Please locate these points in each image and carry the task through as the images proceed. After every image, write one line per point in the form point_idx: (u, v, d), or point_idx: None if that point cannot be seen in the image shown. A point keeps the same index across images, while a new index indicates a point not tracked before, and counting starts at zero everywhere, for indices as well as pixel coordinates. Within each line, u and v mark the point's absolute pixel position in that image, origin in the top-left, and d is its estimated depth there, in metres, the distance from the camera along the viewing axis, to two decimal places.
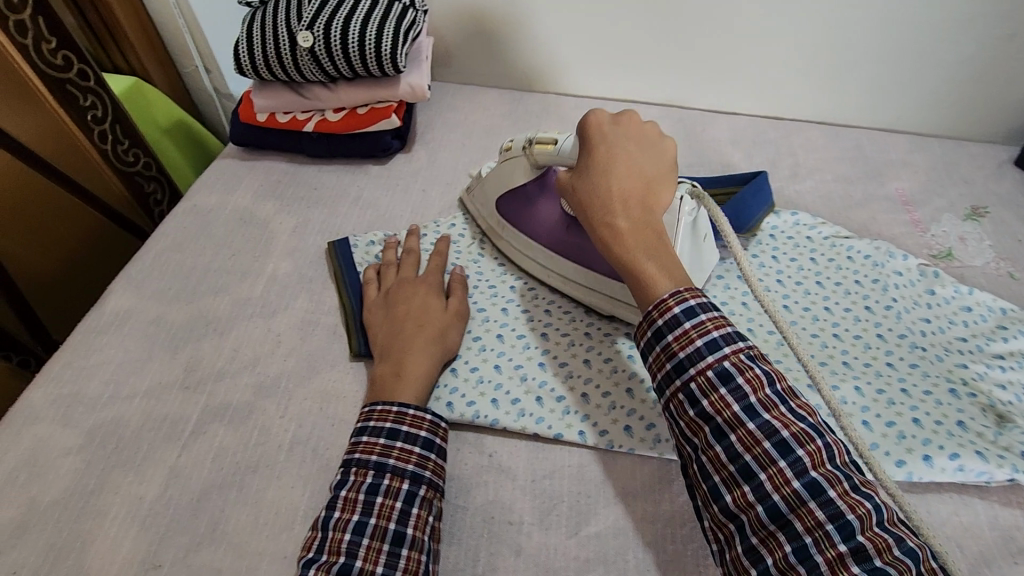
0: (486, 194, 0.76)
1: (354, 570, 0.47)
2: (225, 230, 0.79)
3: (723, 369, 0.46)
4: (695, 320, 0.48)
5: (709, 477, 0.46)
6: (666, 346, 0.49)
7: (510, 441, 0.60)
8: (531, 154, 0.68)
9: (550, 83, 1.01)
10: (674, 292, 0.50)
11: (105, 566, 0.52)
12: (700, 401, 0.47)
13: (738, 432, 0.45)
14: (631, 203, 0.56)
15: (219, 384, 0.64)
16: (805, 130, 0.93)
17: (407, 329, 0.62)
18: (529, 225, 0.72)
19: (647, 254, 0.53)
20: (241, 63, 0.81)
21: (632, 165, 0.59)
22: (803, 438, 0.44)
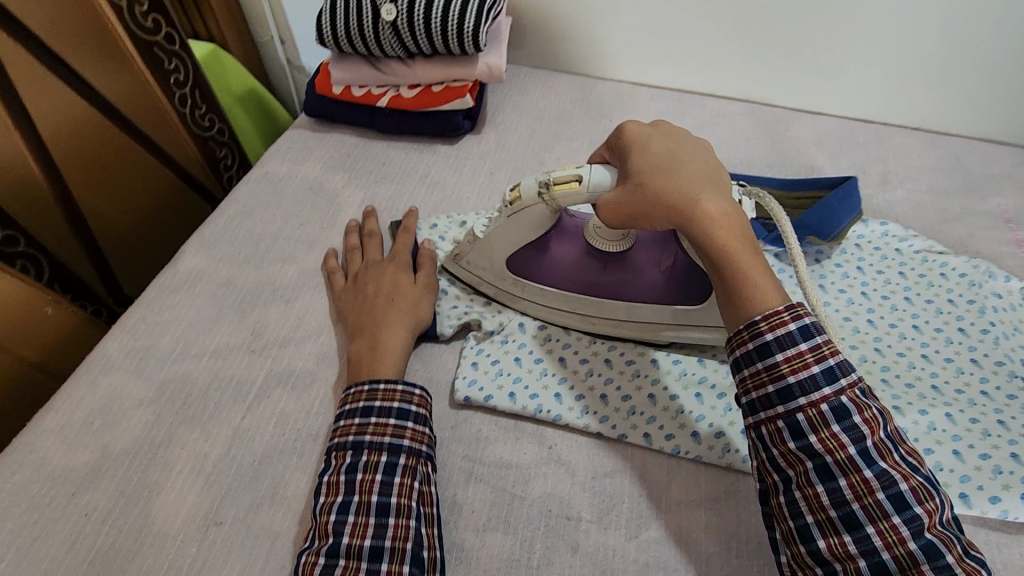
0: (490, 254, 0.64)
1: (342, 548, 0.47)
2: (294, 199, 0.79)
3: (840, 405, 0.44)
4: (812, 343, 0.45)
5: (801, 516, 0.44)
6: (774, 367, 0.46)
7: (571, 436, 0.59)
8: (552, 200, 0.57)
9: (627, 72, 0.98)
10: (789, 305, 0.47)
11: (170, 517, 0.53)
12: (807, 435, 0.44)
13: (851, 476, 0.43)
14: (715, 193, 0.52)
15: (284, 350, 0.65)
16: (898, 136, 0.88)
17: (380, 305, 0.63)
18: (553, 276, 0.64)
19: (751, 248, 0.49)
20: (323, 35, 0.81)
21: (696, 159, 0.55)
22: (923, 494, 0.42)
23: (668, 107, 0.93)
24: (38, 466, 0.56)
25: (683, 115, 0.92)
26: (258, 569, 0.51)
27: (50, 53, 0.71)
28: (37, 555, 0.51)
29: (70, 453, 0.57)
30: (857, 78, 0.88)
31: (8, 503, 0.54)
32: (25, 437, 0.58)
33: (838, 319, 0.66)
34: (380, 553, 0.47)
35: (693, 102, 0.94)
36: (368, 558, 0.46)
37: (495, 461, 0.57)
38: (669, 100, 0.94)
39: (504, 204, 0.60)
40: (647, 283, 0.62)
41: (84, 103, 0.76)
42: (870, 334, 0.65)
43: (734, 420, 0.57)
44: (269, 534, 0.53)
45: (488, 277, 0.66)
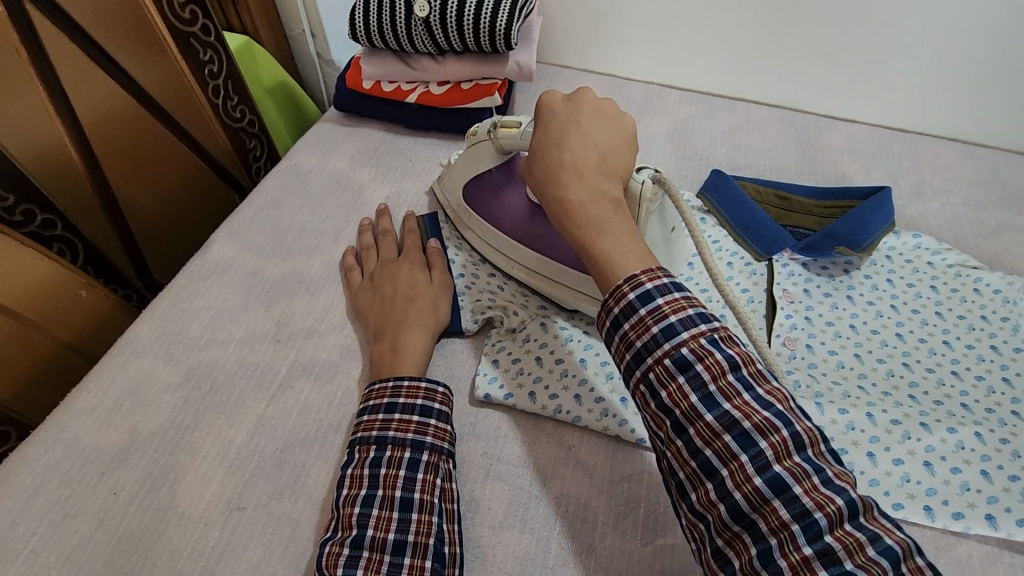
0: (454, 180, 0.73)
1: (366, 540, 0.47)
2: (321, 192, 0.80)
3: (681, 357, 0.43)
4: (651, 305, 0.44)
5: (675, 473, 0.43)
6: (625, 336, 0.45)
7: (590, 439, 0.59)
8: (496, 139, 0.65)
9: (656, 74, 0.97)
10: (631, 276, 0.46)
11: (195, 500, 0.55)
12: (659, 393, 0.43)
13: (697, 424, 0.42)
14: (582, 178, 0.51)
15: (308, 341, 0.66)
16: (935, 147, 0.86)
17: (399, 306, 0.63)
18: (492, 212, 0.70)
19: (598, 231, 0.48)
20: (356, 29, 0.82)
21: (588, 141, 0.53)
22: (766, 429, 0.40)
23: (697, 110, 0.92)
24: (70, 445, 0.58)
25: (712, 118, 0.91)
26: (279, 556, 0.52)
27: (95, 45, 0.73)
28: (68, 531, 0.53)
29: (101, 433, 0.58)
30: (893, 86, 0.86)
31: (41, 479, 0.55)
32: (57, 416, 0.60)
33: (867, 331, 0.65)
34: (402, 547, 0.47)
35: (723, 105, 0.93)
36: (391, 551, 0.47)
37: (513, 459, 0.57)
38: (698, 103, 0.93)
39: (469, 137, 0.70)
40: (558, 243, 0.66)
41: (123, 92, 0.78)
42: (898, 347, 0.64)
43: None
44: (290, 522, 0.53)
45: (450, 201, 0.74)
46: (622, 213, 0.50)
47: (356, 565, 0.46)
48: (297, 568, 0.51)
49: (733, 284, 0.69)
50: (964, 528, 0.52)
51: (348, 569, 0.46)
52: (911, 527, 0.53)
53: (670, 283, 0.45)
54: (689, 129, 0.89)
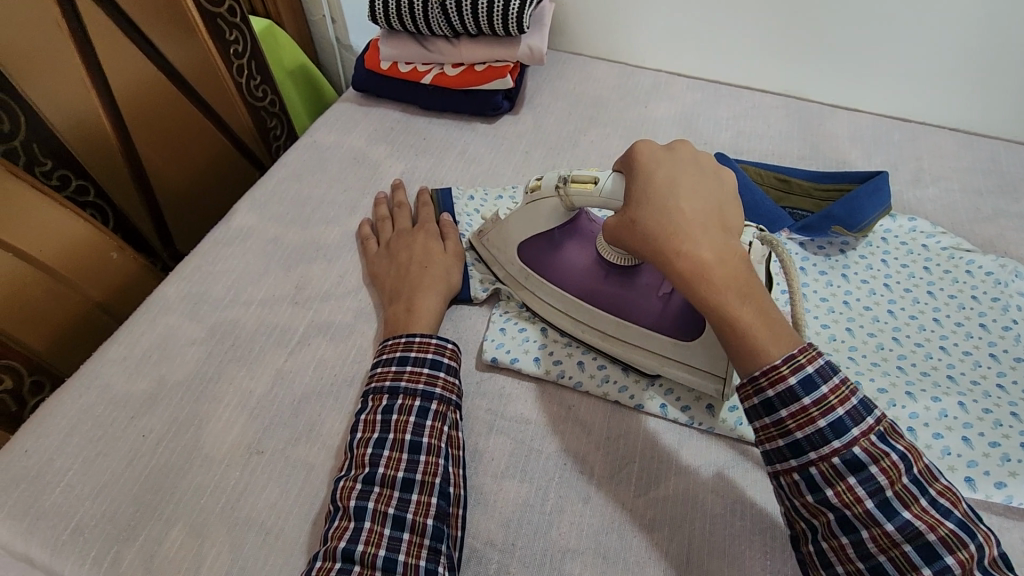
0: (506, 237, 0.67)
1: (377, 477, 0.51)
2: (339, 167, 0.84)
3: (853, 456, 0.44)
4: (816, 394, 0.44)
5: (830, 566, 0.45)
6: (780, 422, 0.46)
7: (590, 400, 0.62)
8: (567, 196, 0.58)
9: (665, 62, 0.99)
10: (788, 355, 0.45)
11: (217, 444, 0.58)
12: (824, 489, 0.45)
13: (873, 529, 0.43)
14: (709, 235, 0.49)
15: (325, 304, 0.69)
16: (935, 135, 0.88)
17: (413, 272, 0.67)
18: (560, 275, 0.65)
19: (743, 297, 0.47)
20: (375, 12, 0.85)
21: (699, 195, 0.52)
22: (952, 543, 0.42)
23: (703, 98, 0.94)
24: (102, 391, 0.62)
25: (718, 105, 0.93)
26: (294, 495, 0.55)
27: (133, 25, 0.78)
28: (101, 467, 0.57)
29: (131, 381, 0.63)
30: (895, 76, 0.89)
31: (76, 420, 0.60)
32: (91, 365, 0.64)
33: (862, 308, 0.68)
34: (411, 484, 0.51)
35: (729, 92, 0.95)
36: (399, 487, 0.50)
37: (516, 416, 0.60)
38: (705, 90, 0.96)
39: (526, 192, 0.63)
40: (643, 306, 0.61)
41: (155, 70, 0.83)
42: (890, 323, 0.66)
43: None
44: (305, 465, 0.57)
45: (498, 257, 0.68)
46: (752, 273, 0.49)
47: (368, 498, 0.50)
48: (311, 506, 0.55)
49: None
50: None
51: (360, 501, 0.49)
52: None
53: (829, 365, 0.45)
54: (696, 115, 0.91)
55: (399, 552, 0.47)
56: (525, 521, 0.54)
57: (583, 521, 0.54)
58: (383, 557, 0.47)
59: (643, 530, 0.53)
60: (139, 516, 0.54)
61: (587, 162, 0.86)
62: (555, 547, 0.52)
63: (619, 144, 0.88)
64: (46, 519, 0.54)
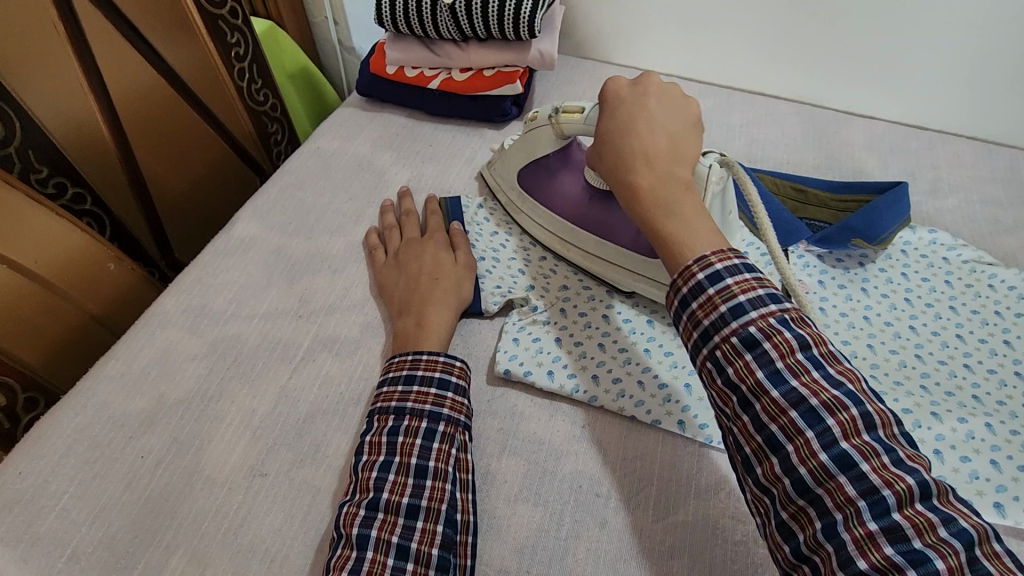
0: (508, 164, 0.75)
1: (381, 503, 0.49)
2: (344, 174, 0.82)
3: (749, 335, 0.43)
4: (720, 285, 0.45)
5: (740, 449, 0.44)
6: (691, 314, 0.46)
7: (604, 418, 0.60)
8: (557, 123, 0.67)
9: (676, 67, 0.97)
10: (700, 257, 0.47)
11: (218, 466, 0.56)
12: (725, 370, 0.44)
13: (763, 400, 0.42)
14: (651, 163, 0.53)
15: (330, 317, 0.67)
16: (953, 144, 0.86)
17: (423, 284, 0.65)
18: (549, 196, 0.72)
19: (670, 212, 0.50)
20: (382, 15, 0.83)
21: (656, 128, 0.56)
22: (835, 407, 0.40)
23: (716, 104, 0.92)
24: (98, 410, 0.60)
25: (731, 112, 0.91)
26: (299, 520, 0.53)
27: (130, 26, 0.76)
28: (97, 490, 0.55)
29: (129, 398, 0.60)
30: (913, 83, 0.87)
31: (72, 441, 0.57)
32: (88, 381, 0.62)
33: (883, 324, 0.66)
34: (416, 511, 0.48)
35: (743, 99, 0.93)
36: (405, 514, 0.48)
37: (528, 436, 0.58)
38: (717, 96, 0.94)
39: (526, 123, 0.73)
40: (619, 225, 0.68)
41: (155, 73, 0.80)
42: (911, 340, 0.65)
43: None
44: (310, 488, 0.55)
45: (503, 184, 0.77)
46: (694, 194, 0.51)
47: (371, 525, 0.47)
48: (316, 531, 0.53)
49: None
50: None
51: (364, 529, 0.47)
52: None
53: (740, 262, 0.46)
54: (709, 121, 0.89)
55: None
56: (538, 547, 0.52)
57: (600, 548, 0.52)
58: None
59: (661, 557, 0.51)
60: (137, 542, 0.52)
61: None
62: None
63: None
64: (40, 546, 0.52)
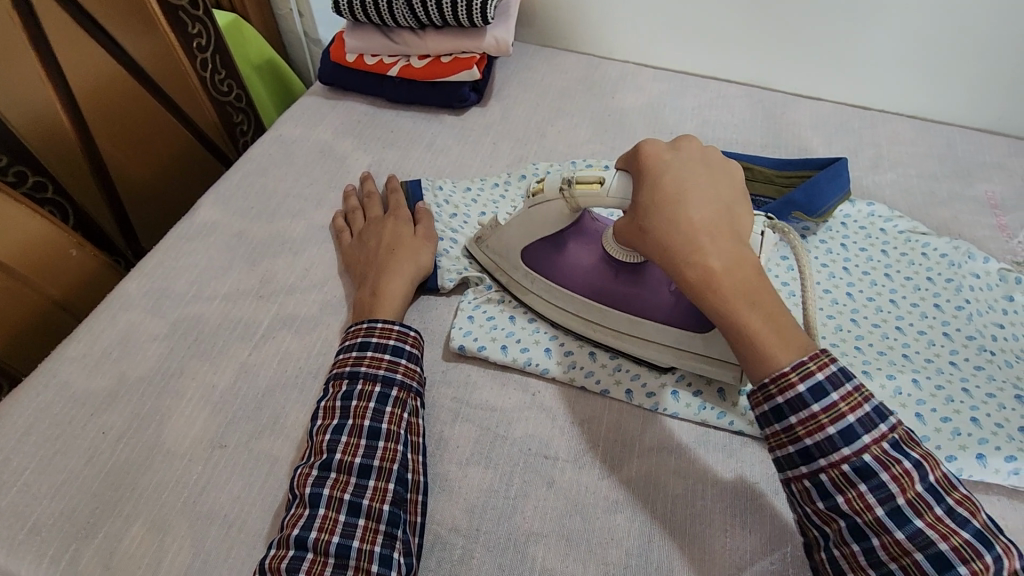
0: (505, 239, 0.65)
1: (334, 462, 0.51)
2: (306, 160, 0.84)
3: (863, 464, 0.43)
4: (826, 403, 0.44)
5: (842, 573, 0.45)
6: (791, 430, 0.45)
7: (554, 387, 0.62)
8: (572, 198, 0.57)
9: (633, 53, 1.00)
10: (798, 363, 0.45)
11: (179, 439, 0.58)
12: (834, 496, 0.44)
13: (884, 536, 0.43)
14: (717, 241, 0.49)
15: (290, 297, 0.69)
16: (894, 123, 0.90)
17: (382, 256, 0.67)
18: (563, 274, 0.63)
19: (751, 302, 0.47)
20: (339, 3, 0.85)
21: (710, 196, 0.51)
22: (965, 552, 0.42)
23: (670, 88, 0.95)
24: (60, 389, 0.61)
25: (684, 95, 0.94)
26: (257, 487, 0.55)
27: (88, 16, 0.76)
28: (59, 465, 0.56)
29: (91, 378, 0.62)
30: (856, 65, 0.90)
31: (32, 420, 0.59)
32: (50, 363, 0.63)
33: (824, 292, 0.69)
34: (368, 470, 0.51)
35: (696, 83, 0.96)
36: (357, 473, 0.50)
37: (481, 404, 0.61)
38: (671, 81, 0.97)
39: (527, 196, 0.61)
40: (656, 300, 0.60)
41: (114, 62, 0.81)
42: (848, 306, 0.68)
43: (711, 378, 0.62)
44: (269, 458, 0.57)
45: (502, 261, 0.67)
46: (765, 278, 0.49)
47: (323, 484, 0.50)
48: (273, 498, 0.55)
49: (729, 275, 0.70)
50: None
51: (316, 488, 0.49)
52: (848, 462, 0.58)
53: (842, 372, 0.45)
54: (663, 105, 0.92)
55: (354, 538, 0.47)
56: (488, 506, 0.54)
57: (546, 505, 0.54)
58: (337, 544, 0.47)
59: (605, 511, 0.54)
60: (98, 513, 0.54)
61: (554, 151, 0.86)
62: (519, 531, 0.53)
63: (586, 135, 0.89)
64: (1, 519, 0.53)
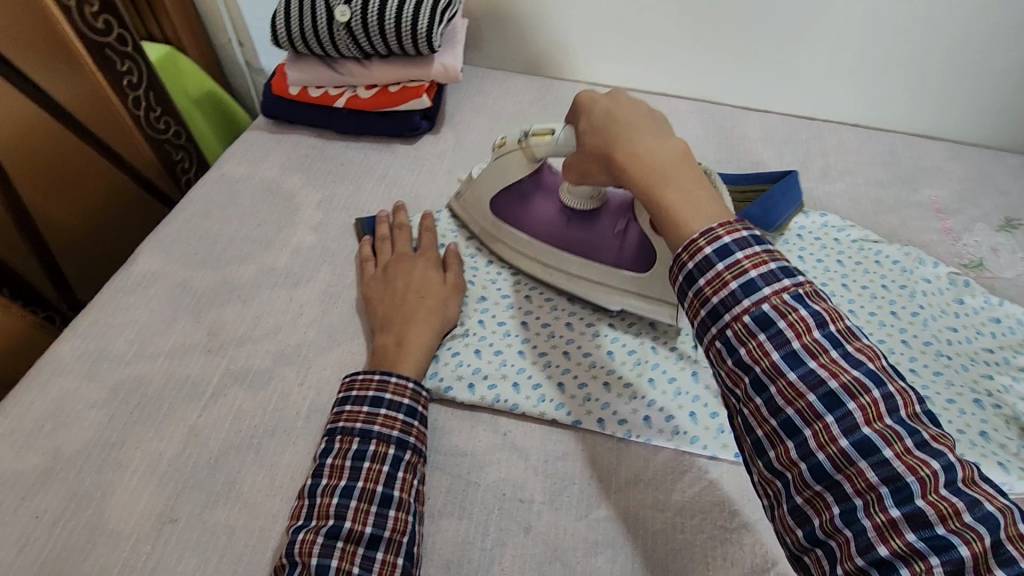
0: (479, 194, 0.72)
1: (343, 531, 0.48)
2: (252, 199, 0.80)
3: (762, 313, 0.39)
4: (729, 260, 0.40)
5: (749, 431, 0.40)
6: (698, 292, 0.41)
7: (525, 424, 0.60)
8: (528, 147, 0.64)
9: (583, 72, 1.00)
10: (707, 230, 0.42)
11: (124, 518, 0.53)
12: (736, 350, 0.40)
13: (779, 383, 0.38)
14: (639, 134, 0.49)
15: (241, 349, 0.65)
16: (839, 133, 0.92)
17: (409, 301, 0.63)
18: (525, 223, 0.70)
19: (667, 179, 0.45)
20: (278, 35, 0.81)
21: (636, 108, 0.53)
22: (856, 389, 0.37)
23: None
24: None
25: None
26: (213, 565, 0.51)
27: (4, 60, 0.71)
28: None
29: (20, 457, 0.56)
30: (801, 77, 0.92)
31: None
32: None
33: None
34: (377, 541, 0.48)
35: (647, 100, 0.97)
36: (366, 544, 0.47)
37: (451, 449, 0.58)
38: None
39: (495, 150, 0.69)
40: (601, 244, 0.67)
41: (35, 107, 0.76)
42: None
43: (682, 403, 0.60)
44: (225, 529, 0.53)
45: (476, 215, 0.74)
46: (690, 158, 0.47)
47: (330, 555, 0.46)
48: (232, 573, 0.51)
49: None
50: None
51: (323, 558, 0.46)
52: None
53: (750, 234, 0.41)
54: None
55: None
56: (464, 561, 0.52)
57: (526, 552, 0.52)
58: None
59: (585, 555, 0.52)
60: None
61: None
62: None
63: None
64: None
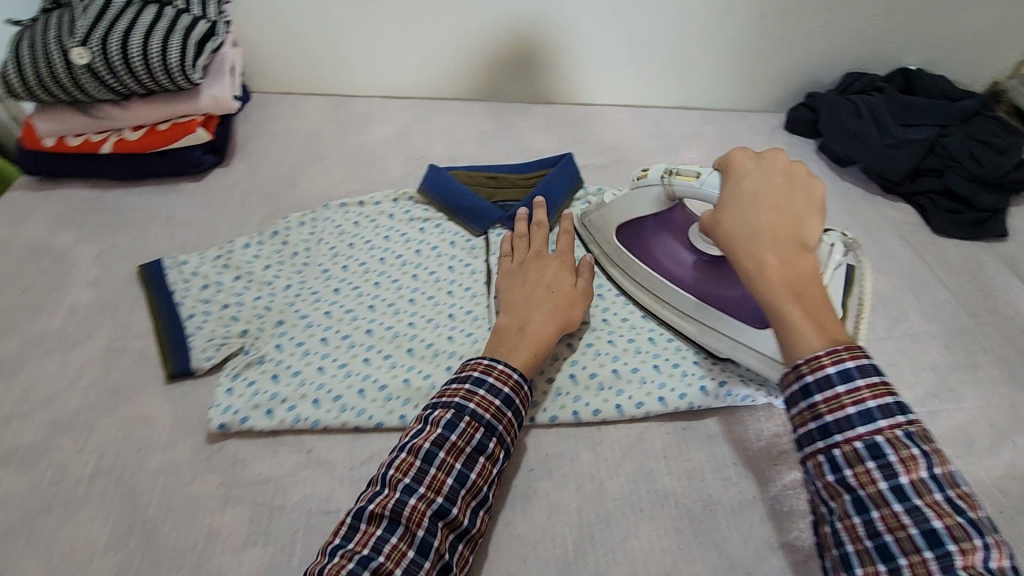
0: (606, 221, 0.72)
1: (449, 514, 0.48)
2: (14, 265, 0.73)
3: (875, 442, 0.42)
4: (851, 385, 0.43)
5: (840, 545, 0.43)
6: (813, 406, 0.45)
7: (330, 438, 0.61)
8: (670, 186, 0.62)
9: (374, 88, 1.02)
10: (832, 349, 0.45)
11: None
12: (842, 469, 0.43)
13: (883, 509, 0.41)
14: (776, 239, 0.51)
15: (6, 429, 0.59)
16: (613, 115, 1.02)
17: (537, 293, 0.63)
18: (648, 256, 0.69)
19: (795, 294, 0.49)
20: (12, 85, 0.75)
21: (777, 201, 0.54)
22: (961, 534, 0.38)
23: (414, 115, 0.99)
24: None
25: (429, 120, 0.98)
26: None
27: None
28: None
29: None
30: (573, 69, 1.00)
31: None
32: None
33: None
34: (465, 534, 0.49)
35: (439, 106, 1.01)
36: (456, 535, 0.49)
37: (254, 479, 0.57)
38: (415, 109, 1.00)
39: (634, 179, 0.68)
40: (725, 289, 0.64)
41: None
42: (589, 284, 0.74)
43: None
44: None
45: (601, 240, 0.74)
46: (819, 281, 0.50)
47: (434, 534, 0.47)
48: None
49: (457, 263, 0.75)
50: (644, 412, 0.62)
51: (427, 536, 0.47)
52: (608, 427, 0.62)
53: (871, 364, 0.44)
54: (410, 132, 0.96)
55: None
56: None
57: None
58: None
59: None
60: None
61: (308, 198, 0.85)
62: None
63: (340, 175, 0.89)
64: None
